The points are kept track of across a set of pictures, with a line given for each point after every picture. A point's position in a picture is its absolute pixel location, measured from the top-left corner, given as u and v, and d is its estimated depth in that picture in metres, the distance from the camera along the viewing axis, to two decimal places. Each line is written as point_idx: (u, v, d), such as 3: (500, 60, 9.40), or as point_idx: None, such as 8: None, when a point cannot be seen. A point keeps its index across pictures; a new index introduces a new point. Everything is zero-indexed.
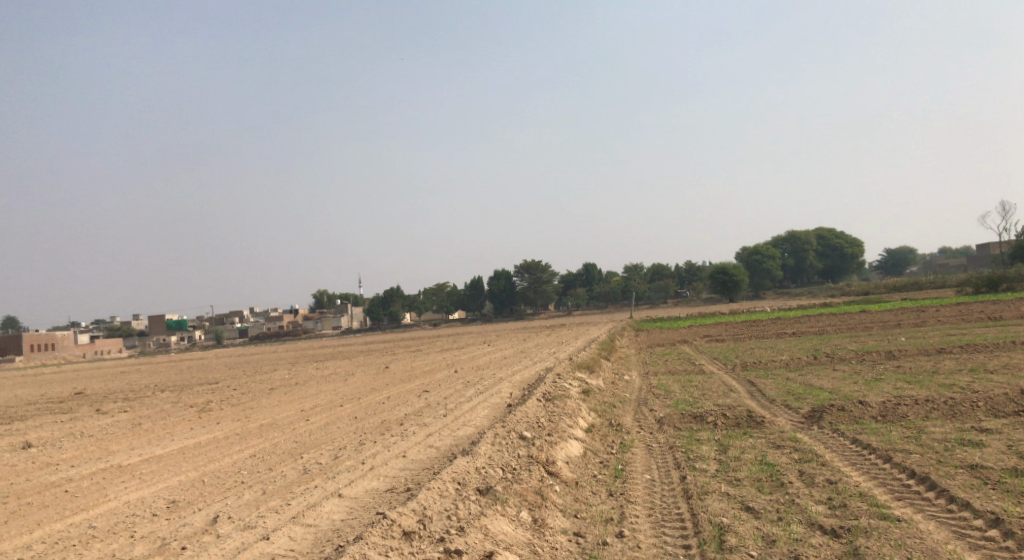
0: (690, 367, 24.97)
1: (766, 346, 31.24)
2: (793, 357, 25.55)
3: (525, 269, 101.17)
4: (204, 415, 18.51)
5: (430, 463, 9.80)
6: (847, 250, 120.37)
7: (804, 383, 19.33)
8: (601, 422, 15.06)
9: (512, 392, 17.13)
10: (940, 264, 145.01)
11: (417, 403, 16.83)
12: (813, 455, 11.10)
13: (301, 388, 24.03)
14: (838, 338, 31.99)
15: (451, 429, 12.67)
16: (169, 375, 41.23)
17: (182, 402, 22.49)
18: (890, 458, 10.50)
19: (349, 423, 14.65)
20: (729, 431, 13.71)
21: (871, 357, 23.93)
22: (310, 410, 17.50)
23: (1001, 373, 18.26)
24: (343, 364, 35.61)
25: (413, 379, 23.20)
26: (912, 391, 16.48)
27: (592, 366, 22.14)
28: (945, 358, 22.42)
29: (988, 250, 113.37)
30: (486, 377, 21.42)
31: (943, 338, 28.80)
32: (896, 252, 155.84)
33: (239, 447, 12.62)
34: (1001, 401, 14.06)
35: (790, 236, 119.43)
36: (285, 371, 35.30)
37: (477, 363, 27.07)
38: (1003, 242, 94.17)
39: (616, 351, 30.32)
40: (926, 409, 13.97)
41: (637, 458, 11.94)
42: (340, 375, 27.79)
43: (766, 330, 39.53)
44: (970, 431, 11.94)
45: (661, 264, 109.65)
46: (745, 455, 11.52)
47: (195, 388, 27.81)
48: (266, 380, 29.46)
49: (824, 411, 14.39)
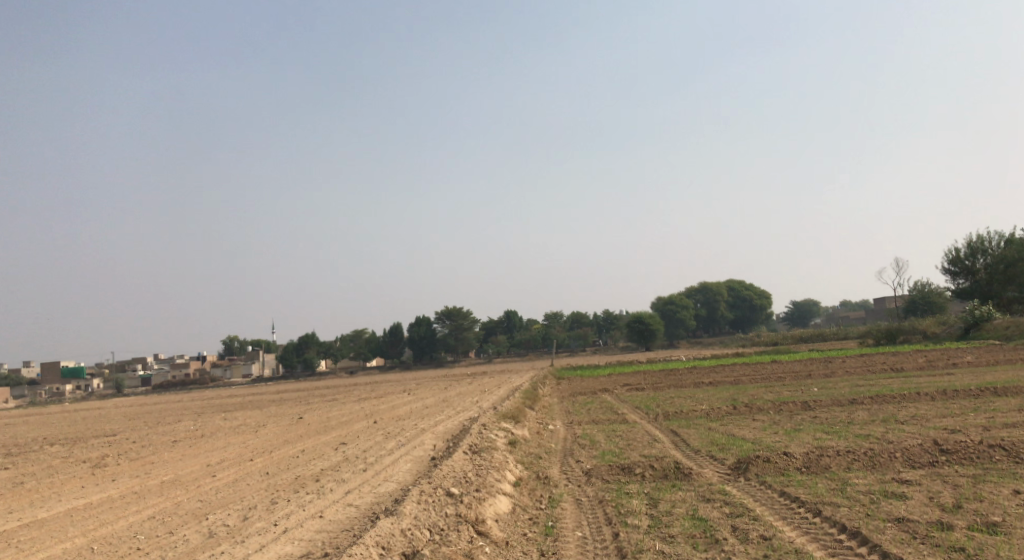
0: (613, 416, 24.81)
1: (684, 395, 31.52)
2: (713, 406, 25.73)
3: (447, 315, 100.82)
4: (98, 471, 17.11)
5: (350, 524, 9.13)
6: (756, 301, 124.63)
7: (726, 434, 19.40)
8: (528, 475, 14.60)
9: (435, 444, 16.48)
10: (842, 316, 151.79)
11: (334, 457, 15.97)
12: (744, 509, 10.95)
13: (207, 441, 22.63)
14: (753, 388, 32.61)
15: (371, 485, 11.97)
16: (62, 426, 38.45)
17: (74, 457, 20.81)
18: (819, 511, 10.44)
19: (260, 479, 13.72)
20: (658, 484, 13.48)
21: (788, 407, 24.32)
22: (218, 465, 16.39)
23: (911, 423, 18.77)
24: (254, 415, 33.93)
25: (329, 431, 22.19)
26: (831, 442, 16.67)
27: (516, 416, 21.70)
28: (857, 408, 23.00)
29: (885, 304, 119.46)
30: (407, 428, 20.69)
31: (852, 388, 29.71)
32: (801, 305, 162.34)
33: (137, 507, 11.58)
34: (917, 452, 14.32)
35: (703, 287, 123.04)
36: (191, 421, 33.38)
37: (397, 412, 26.21)
38: (898, 297, 99.40)
39: (538, 400, 29.95)
40: (847, 461, 14.10)
41: (567, 514, 11.52)
42: (251, 427, 26.39)
43: (683, 380, 40.04)
44: (891, 482, 12.05)
45: (580, 314, 110.69)
46: (677, 509, 11.27)
47: (90, 441, 25.94)
48: (169, 432, 27.76)
49: (750, 462, 14.35)
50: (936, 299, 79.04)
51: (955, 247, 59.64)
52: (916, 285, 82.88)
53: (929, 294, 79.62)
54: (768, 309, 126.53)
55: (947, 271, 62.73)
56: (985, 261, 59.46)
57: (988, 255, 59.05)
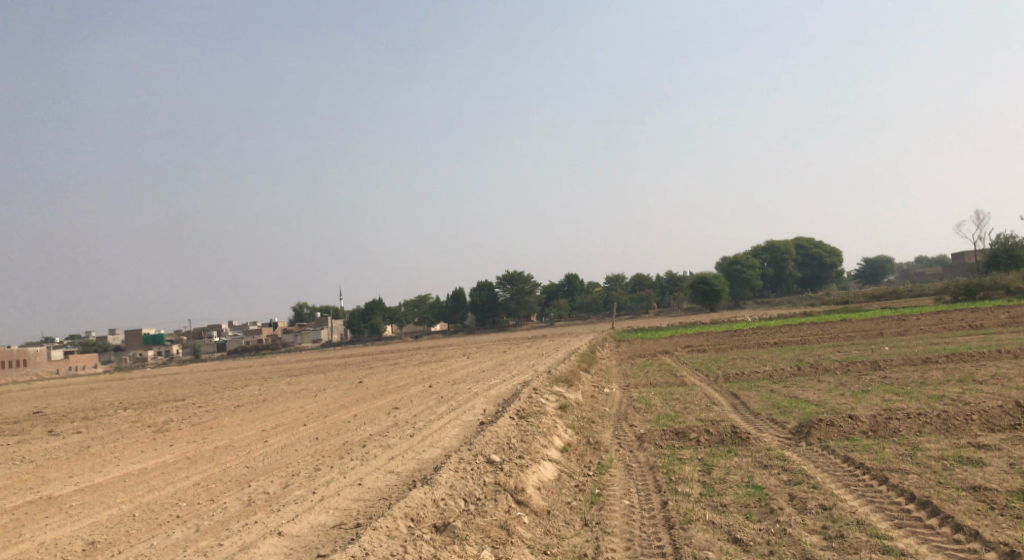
0: (671, 379, 24.19)
1: (747, 356, 30.62)
2: (776, 367, 24.82)
3: (508, 279, 100.61)
4: (159, 436, 17.48)
5: (387, 492, 8.90)
6: (826, 259, 120.75)
7: (789, 396, 18.62)
8: (578, 440, 14.23)
9: (486, 408, 16.27)
10: (917, 272, 146.21)
11: (384, 422, 15.90)
12: (803, 476, 10.32)
13: (268, 406, 22.97)
14: (820, 348, 31.46)
15: (415, 451, 11.77)
16: (137, 391, 39.85)
17: (141, 422, 21.40)
18: (886, 479, 9.73)
19: (308, 445, 13.70)
20: (712, 449, 12.92)
21: (856, 368, 23.27)
22: (272, 431, 16.52)
23: (990, 383, 17.65)
24: (316, 379, 34.43)
25: (385, 395, 22.26)
26: (902, 404, 15.74)
27: (570, 379, 21.29)
28: (931, 368, 21.82)
29: (964, 259, 114.33)
30: (461, 392, 20.53)
31: (927, 346, 28.33)
32: (873, 262, 156.72)
33: (186, 473, 11.66)
34: (996, 414, 13.35)
35: (770, 246, 119.75)
36: (257, 386, 34.14)
37: (454, 377, 26.15)
38: (979, 252, 94.90)
39: (596, 363, 29.47)
40: (919, 424, 13.24)
41: (615, 481, 11.10)
42: (310, 391, 26.71)
43: (747, 340, 38.94)
44: (967, 447, 11.21)
45: (642, 275, 109.24)
46: (731, 476, 10.70)
47: (159, 406, 26.67)
48: (234, 396, 28.39)
49: (812, 426, 13.62)
50: (1020, 252, 75.14)
51: None
52: (997, 238, 78.94)
53: (1012, 247, 75.69)
54: (838, 267, 122.60)
55: None
56: None
57: None
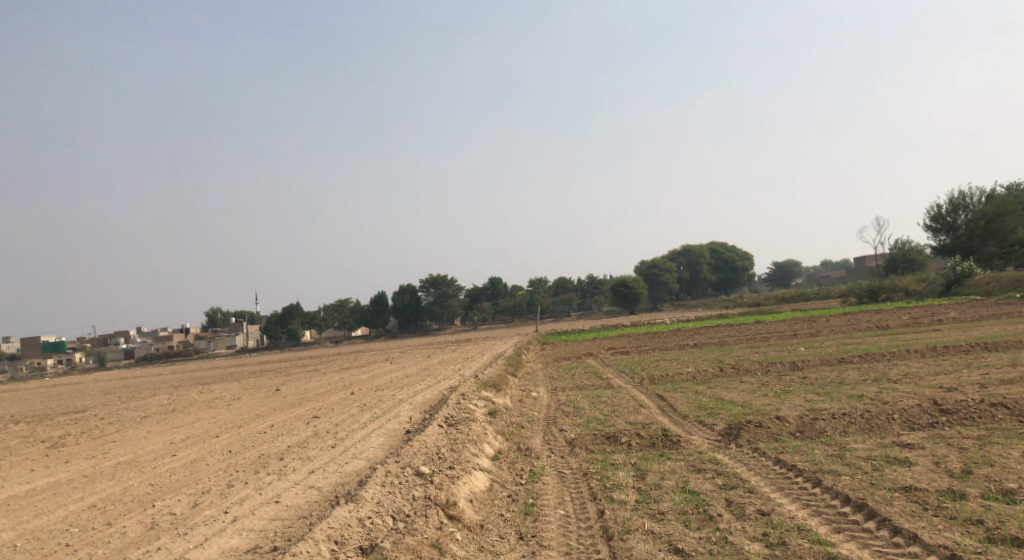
0: (597, 382, 24.10)
1: (670, 358, 30.87)
2: (699, 369, 25.05)
3: (431, 283, 99.49)
4: (53, 452, 16.12)
5: (308, 510, 8.27)
6: (738, 263, 124.39)
7: (715, 397, 18.68)
8: (508, 447, 13.80)
9: (412, 416, 15.65)
10: (823, 275, 152.30)
11: (303, 432, 15.07)
12: (738, 480, 10.19)
13: (177, 416, 21.66)
14: (740, 349, 32.03)
15: (337, 463, 11.10)
16: (34, 402, 37.26)
17: (35, 436, 19.80)
18: (820, 481, 9.67)
19: (221, 458, 12.82)
20: (645, 453, 12.70)
21: (775, 369, 23.69)
22: (181, 443, 15.47)
23: (905, 382, 18.15)
24: (231, 387, 32.97)
25: (303, 403, 21.30)
26: (824, 404, 15.95)
27: (498, 384, 20.86)
28: (847, 368, 22.36)
29: (867, 263, 119.72)
30: (384, 399, 19.81)
31: (840, 347, 29.18)
32: (783, 266, 162.65)
33: (81, 494, 10.64)
34: (916, 413, 13.62)
35: (686, 250, 122.58)
36: (166, 395, 32.36)
37: (376, 382, 25.35)
38: (879, 257, 99.56)
39: (522, 366, 29.21)
40: (844, 424, 13.36)
41: (549, 489, 10.72)
42: (225, 400, 25.45)
43: (669, 342, 39.40)
44: (892, 447, 11.31)
45: (563, 278, 109.92)
46: (666, 481, 10.47)
47: (56, 418, 24.89)
48: (141, 406, 26.77)
49: (741, 428, 13.60)
50: (917, 256, 79.11)
51: (937, 204, 59.27)
52: (896, 243, 82.81)
53: (909, 252, 79.53)
54: (750, 270, 126.49)
55: (929, 228, 62.37)
56: (966, 217, 58.94)
57: (970, 211, 58.49)
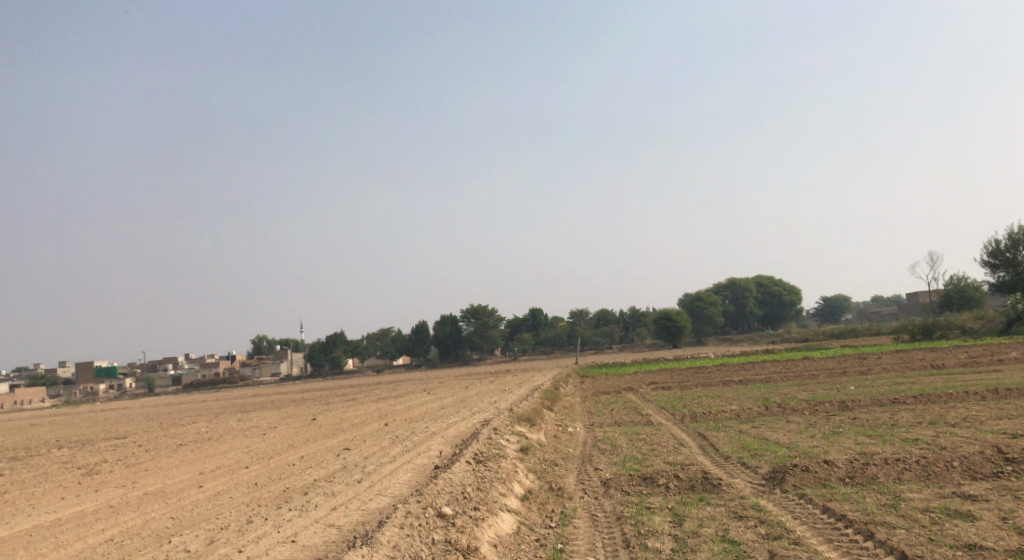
0: (637, 417, 23.40)
1: (713, 395, 30.02)
2: (743, 407, 24.15)
3: (473, 313, 99.50)
4: (85, 480, 16.07)
5: (324, 551, 7.95)
6: (785, 297, 122.08)
7: (759, 437, 17.91)
8: (539, 486, 13.27)
9: (442, 450, 15.27)
10: (874, 311, 148.44)
11: (332, 465, 14.78)
12: (782, 530, 9.52)
13: (211, 445, 21.59)
14: (786, 386, 31.01)
15: (360, 500, 10.72)
16: (79, 427, 37.80)
17: (72, 463, 19.87)
18: (872, 534, 8.97)
19: (246, 491, 12.56)
20: (683, 497, 12.07)
21: (824, 408, 22.70)
22: (210, 474, 15.29)
23: (964, 426, 17.13)
24: (270, 415, 33.02)
25: (336, 434, 21.09)
26: (876, 448, 15.10)
27: (532, 418, 20.33)
28: (901, 409, 21.32)
29: (920, 299, 116.33)
30: (417, 432, 19.46)
31: (893, 386, 28.02)
32: (832, 300, 159.13)
33: (102, 525, 10.45)
34: (978, 461, 12.73)
35: (731, 283, 120.94)
36: (205, 423, 32.50)
37: (411, 414, 25.04)
38: (934, 292, 96.61)
39: (560, 400, 28.64)
40: (898, 470, 12.56)
41: (580, 533, 10.19)
42: (261, 429, 25.36)
43: (713, 378, 38.40)
44: (953, 498, 10.53)
45: (606, 310, 108.96)
46: (706, 529, 9.84)
47: (96, 444, 25.06)
48: (178, 434, 26.89)
49: (786, 472, 12.87)
50: (973, 293, 76.50)
51: (996, 238, 57.21)
52: (951, 279, 80.18)
53: (965, 288, 77.00)
54: (797, 305, 123.96)
55: (986, 263, 60.24)
56: None
57: None
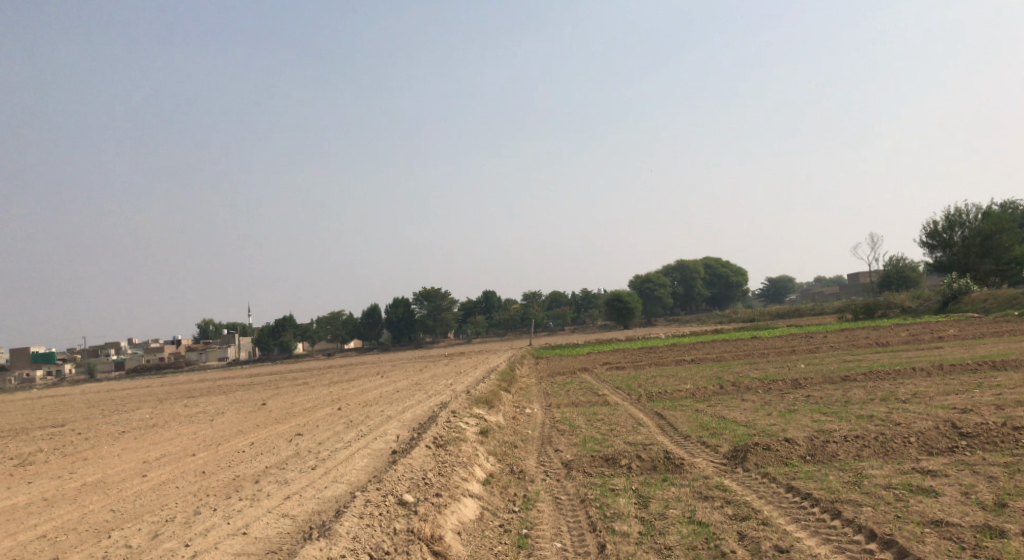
0: (593, 398, 23.26)
1: (667, 374, 30.16)
2: (697, 386, 24.24)
3: (424, 296, 98.71)
4: (20, 470, 15.22)
5: (279, 544, 7.54)
6: (732, 279, 124.00)
7: (716, 416, 17.91)
8: (500, 469, 12.97)
9: (399, 434, 14.86)
10: (817, 291, 152.06)
11: (284, 452, 14.25)
12: (749, 510, 9.39)
13: (156, 432, 20.77)
14: (738, 365, 31.31)
15: (316, 488, 10.26)
16: (16, 415, 36.25)
17: (5, 453, 18.87)
18: (839, 512, 8.90)
19: (193, 480, 11.96)
20: (647, 478, 11.91)
21: (777, 386, 22.88)
22: (154, 462, 14.61)
23: (915, 402, 17.39)
24: (218, 401, 32.08)
25: (288, 419, 20.48)
26: (833, 425, 15.18)
27: (490, 400, 20.02)
28: (852, 386, 21.60)
29: (861, 279, 119.35)
30: (372, 416, 18.99)
31: (841, 364, 28.47)
32: (778, 282, 162.48)
33: (37, 520, 9.79)
34: (934, 436, 12.85)
35: (680, 265, 122.29)
36: (150, 408, 31.42)
37: (365, 397, 24.51)
38: (874, 273, 99.13)
39: (515, 381, 28.42)
40: (857, 447, 12.59)
41: (544, 518, 9.91)
42: (208, 414, 24.58)
43: (665, 357, 38.63)
44: (914, 474, 10.57)
45: (557, 293, 109.11)
46: (672, 511, 9.66)
47: (33, 433, 23.95)
48: (121, 421, 25.87)
49: (748, 450, 12.80)
50: (911, 273, 78.62)
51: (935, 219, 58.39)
52: (890, 259, 82.19)
53: (903, 269, 79.03)
54: (744, 286, 126.11)
55: (925, 244, 61.74)
56: (963, 234, 58.24)
57: (966, 228, 57.72)
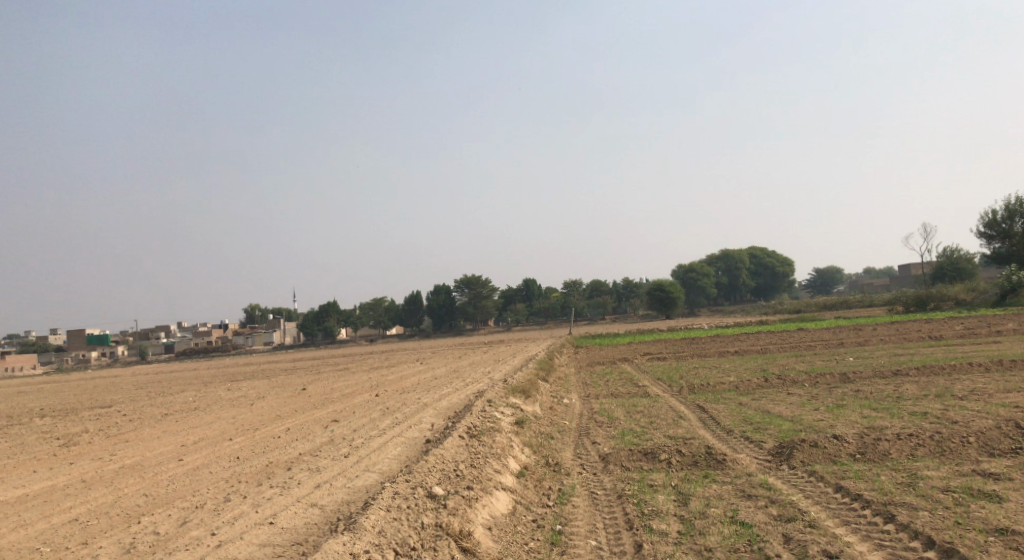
0: (633, 389, 22.80)
1: (710, 366, 29.50)
2: (741, 378, 23.59)
3: (465, 284, 98.91)
4: (62, 451, 15.37)
5: (304, 535, 7.35)
6: (778, 269, 121.69)
7: (760, 411, 17.35)
8: (536, 461, 12.68)
9: (434, 423, 14.64)
10: (866, 283, 148.59)
11: (319, 438, 14.15)
12: (795, 511, 8.93)
13: (196, 415, 20.92)
14: (784, 358, 30.50)
15: (346, 477, 10.07)
16: (67, 395, 37.07)
17: (51, 433, 19.15)
18: (893, 516, 8.41)
19: (226, 466, 11.88)
20: (687, 474, 11.48)
21: (824, 380, 22.15)
22: (191, 446, 14.63)
23: (972, 399, 16.61)
24: (260, 385, 32.37)
25: (325, 405, 20.45)
26: (885, 422, 14.54)
27: (527, 389, 19.72)
28: (904, 382, 20.78)
29: (912, 271, 116.12)
30: (408, 403, 18.82)
31: (892, 358, 27.51)
32: (825, 273, 159.08)
33: (70, 503, 9.76)
34: (994, 436, 12.17)
35: (724, 254, 120.42)
36: (193, 392, 31.82)
37: (403, 384, 24.40)
38: (927, 264, 96.33)
39: (554, 370, 28.11)
40: (911, 446, 11.99)
41: (579, 513, 9.59)
42: (249, 399, 24.71)
43: (708, 348, 37.88)
44: (973, 477, 9.98)
45: (599, 281, 108.36)
46: (713, 510, 9.24)
47: (80, 414, 24.35)
48: (165, 403, 26.21)
49: (794, 447, 12.27)
50: (966, 265, 76.10)
51: (994, 209, 56.34)
52: (945, 250, 79.67)
53: (958, 260, 76.50)
54: (790, 277, 123.70)
55: (983, 235, 59.65)
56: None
57: None
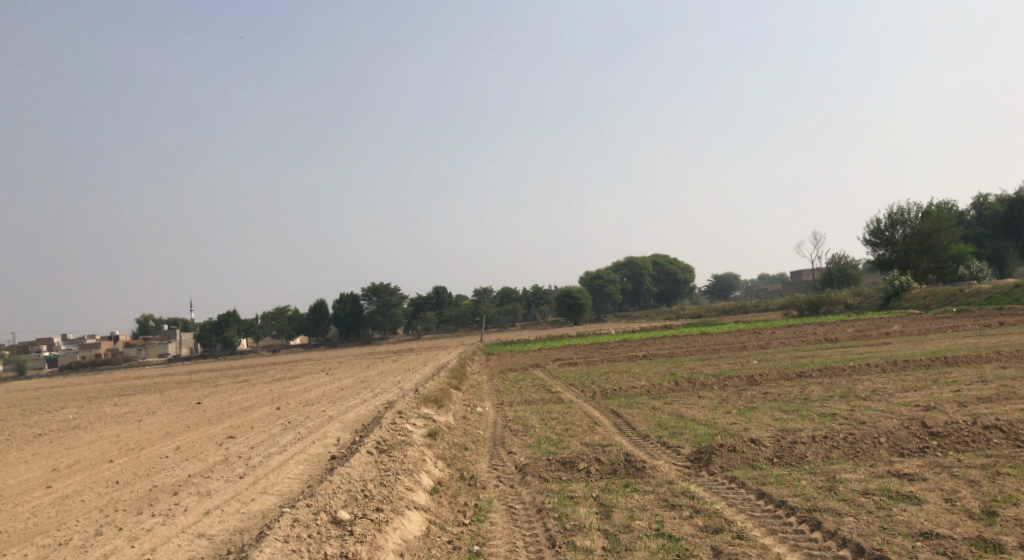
0: (547, 395, 22.45)
1: (620, 370, 29.52)
2: (653, 382, 23.58)
3: (372, 292, 96.79)
4: None
5: None
6: (680, 276, 125.02)
7: (674, 415, 17.22)
8: (450, 476, 11.99)
9: (338, 438, 13.70)
10: (761, 288, 154.91)
11: (212, 457, 13.01)
12: (722, 521, 8.59)
13: (74, 435, 19.12)
14: (692, 361, 30.86)
15: (241, 501, 9.12)
16: None
17: None
18: (820, 524, 8.18)
19: (102, 492, 10.66)
20: (608, 484, 11.06)
21: (732, 383, 22.38)
22: (64, 470, 13.21)
23: (876, 399, 17.00)
24: (149, 399, 30.26)
25: (221, 420, 19.11)
26: (796, 424, 14.61)
27: (439, 398, 18.98)
28: (809, 383, 21.21)
29: (804, 276, 121.54)
30: (312, 416, 17.77)
31: (794, 360, 28.21)
32: (723, 279, 164.71)
33: None
34: (904, 435, 12.29)
35: (628, 261, 122.69)
36: (74, 408, 29.41)
37: (307, 396, 23.18)
38: (817, 270, 100.96)
39: (466, 378, 27.47)
40: (826, 448, 11.96)
41: (498, 531, 8.98)
42: (136, 415, 22.91)
43: (617, 353, 38.08)
44: (889, 478, 9.96)
45: (509, 288, 107.49)
46: (637, 522, 8.81)
47: None
48: (41, 422, 24.00)
49: (712, 452, 12.02)
50: (852, 271, 80.04)
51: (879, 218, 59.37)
52: (833, 257, 83.45)
53: (845, 266, 80.36)
54: (691, 283, 127.36)
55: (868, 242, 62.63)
56: (904, 232, 58.99)
57: (907, 227, 58.56)
